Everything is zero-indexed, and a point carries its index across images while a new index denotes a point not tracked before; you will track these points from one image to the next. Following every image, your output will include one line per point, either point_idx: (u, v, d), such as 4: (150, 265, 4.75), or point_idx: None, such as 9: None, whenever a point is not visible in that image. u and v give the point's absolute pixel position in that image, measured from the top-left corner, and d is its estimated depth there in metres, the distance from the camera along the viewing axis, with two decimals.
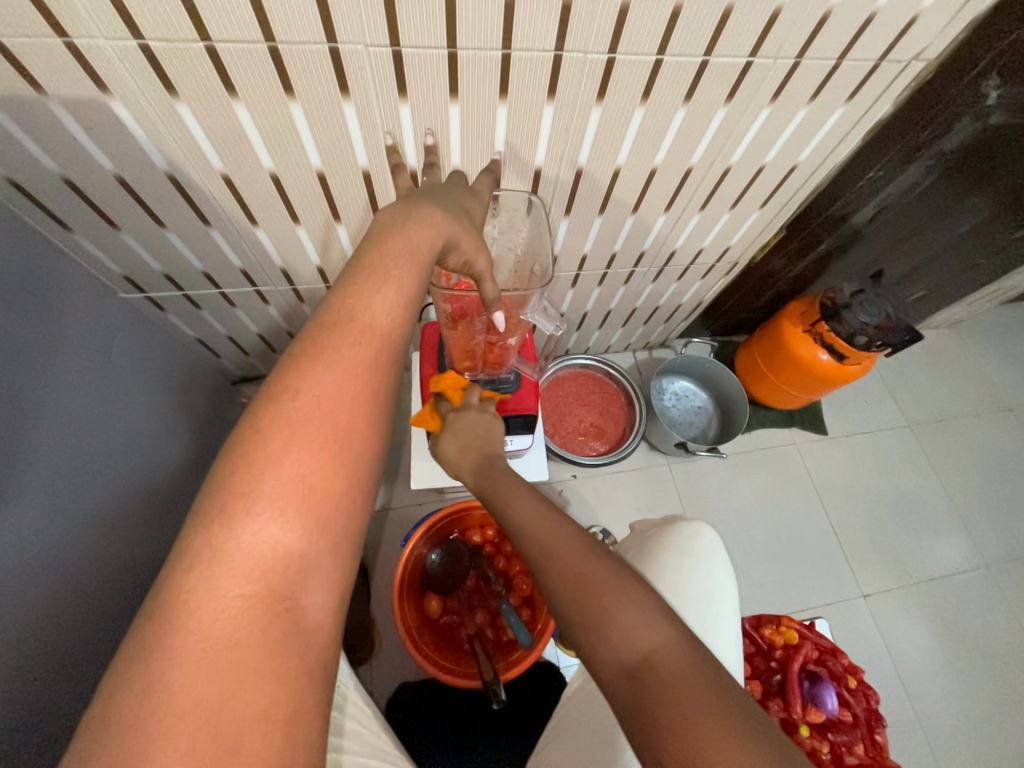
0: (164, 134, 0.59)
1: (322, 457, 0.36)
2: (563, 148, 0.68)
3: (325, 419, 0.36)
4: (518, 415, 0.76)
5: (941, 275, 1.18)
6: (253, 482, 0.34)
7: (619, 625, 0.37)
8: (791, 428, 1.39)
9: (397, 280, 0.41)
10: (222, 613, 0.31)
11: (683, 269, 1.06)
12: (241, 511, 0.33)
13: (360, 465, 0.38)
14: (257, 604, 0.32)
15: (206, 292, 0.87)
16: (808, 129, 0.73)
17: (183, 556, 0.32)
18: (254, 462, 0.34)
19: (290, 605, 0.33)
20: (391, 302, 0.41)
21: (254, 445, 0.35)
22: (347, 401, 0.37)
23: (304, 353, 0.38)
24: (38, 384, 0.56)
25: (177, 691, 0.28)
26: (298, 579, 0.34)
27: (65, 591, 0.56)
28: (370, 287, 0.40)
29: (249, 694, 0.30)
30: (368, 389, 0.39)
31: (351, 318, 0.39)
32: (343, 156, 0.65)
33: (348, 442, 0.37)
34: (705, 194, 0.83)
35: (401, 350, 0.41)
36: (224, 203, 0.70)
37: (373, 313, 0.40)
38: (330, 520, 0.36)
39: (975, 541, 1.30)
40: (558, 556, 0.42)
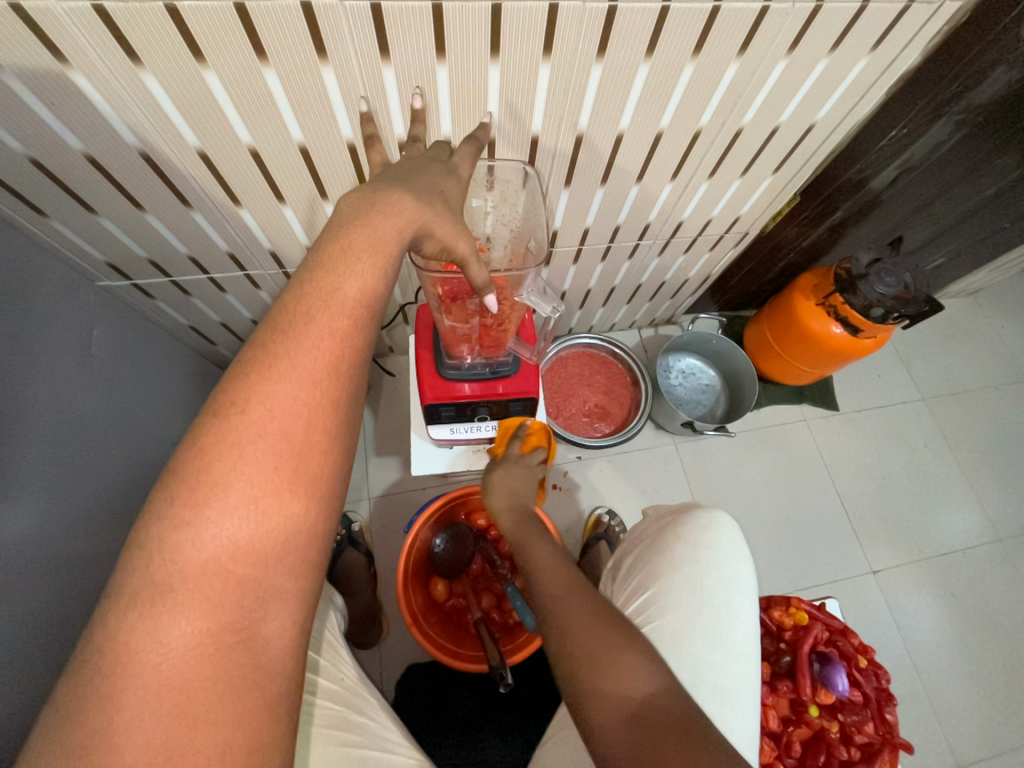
0: (133, 109, 0.55)
1: (277, 474, 0.34)
2: (561, 113, 0.64)
3: (279, 437, 0.34)
4: (520, 398, 0.73)
5: (963, 241, 1.12)
6: (198, 506, 0.32)
7: (617, 670, 0.51)
8: (801, 405, 1.35)
9: (361, 274, 0.38)
10: (172, 648, 0.30)
11: (690, 241, 1.01)
12: (184, 540, 0.31)
13: (323, 480, 0.36)
14: (208, 636, 0.31)
15: (195, 277, 0.84)
16: (827, 85, 0.68)
17: (130, 588, 0.30)
18: (198, 486, 0.32)
19: (247, 634, 0.32)
20: (350, 303, 0.37)
21: (204, 462, 0.33)
22: (307, 410, 0.35)
23: (254, 358, 0.35)
24: (17, 378, 0.54)
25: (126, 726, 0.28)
26: (258, 605, 0.33)
27: (62, 586, 0.56)
28: (331, 282, 0.37)
29: (202, 734, 0.29)
30: (330, 395, 0.36)
31: (309, 315, 0.36)
32: (325, 127, 0.61)
33: (308, 455, 0.35)
34: (715, 161, 0.78)
35: (365, 352, 0.38)
36: (204, 184, 0.66)
37: (329, 316, 0.36)
38: (288, 542, 0.34)
39: (988, 516, 1.28)
40: (575, 620, 0.54)
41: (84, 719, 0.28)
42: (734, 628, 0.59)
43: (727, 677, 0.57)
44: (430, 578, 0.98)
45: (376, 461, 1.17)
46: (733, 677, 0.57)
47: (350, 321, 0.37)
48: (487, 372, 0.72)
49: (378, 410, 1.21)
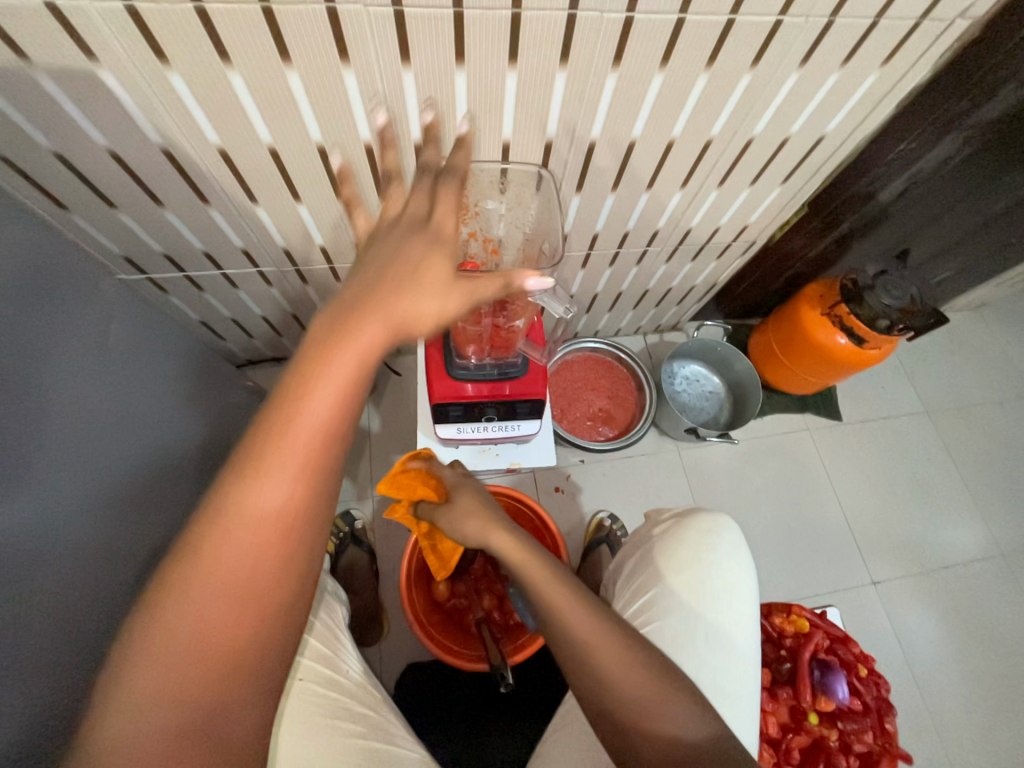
0: (157, 106, 0.56)
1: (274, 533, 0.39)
2: (575, 120, 0.65)
3: (291, 455, 0.39)
4: (527, 399, 0.74)
5: (969, 255, 1.13)
6: (222, 541, 0.38)
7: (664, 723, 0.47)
8: (805, 415, 1.36)
9: (377, 312, 0.40)
10: (194, 650, 0.38)
11: (698, 249, 1.02)
12: (212, 525, 0.38)
13: (306, 534, 0.41)
14: (219, 598, 0.38)
15: (208, 273, 0.86)
16: (838, 97, 0.68)
17: (172, 584, 0.38)
18: (226, 484, 0.39)
19: (250, 605, 0.39)
20: (367, 340, 0.40)
21: (230, 510, 0.38)
22: (307, 464, 0.39)
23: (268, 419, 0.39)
24: (37, 366, 0.55)
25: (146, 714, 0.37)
26: (262, 584, 0.40)
27: (88, 571, 0.58)
28: (352, 318, 0.40)
29: (208, 669, 0.38)
30: (338, 423, 0.40)
31: (326, 366, 0.39)
32: (343, 128, 0.62)
33: (314, 471, 0.40)
34: (725, 170, 0.79)
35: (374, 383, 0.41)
36: (222, 181, 0.67)
37: (348, 350, 0.39)
38: (291, 537, 0.40)
39: (990, 530, 1.28)
40: (610, 669, 0.49)
41: None
42: (735, 629, 0.61)
43: (727, 678, 0.58)
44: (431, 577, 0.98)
45: (380, 460, 1.18)
46: (733, 675, 0.58)
47: (357, 368, 0.40)
48: (495, 373, 0.72)
49: (384, 409, 1.22)
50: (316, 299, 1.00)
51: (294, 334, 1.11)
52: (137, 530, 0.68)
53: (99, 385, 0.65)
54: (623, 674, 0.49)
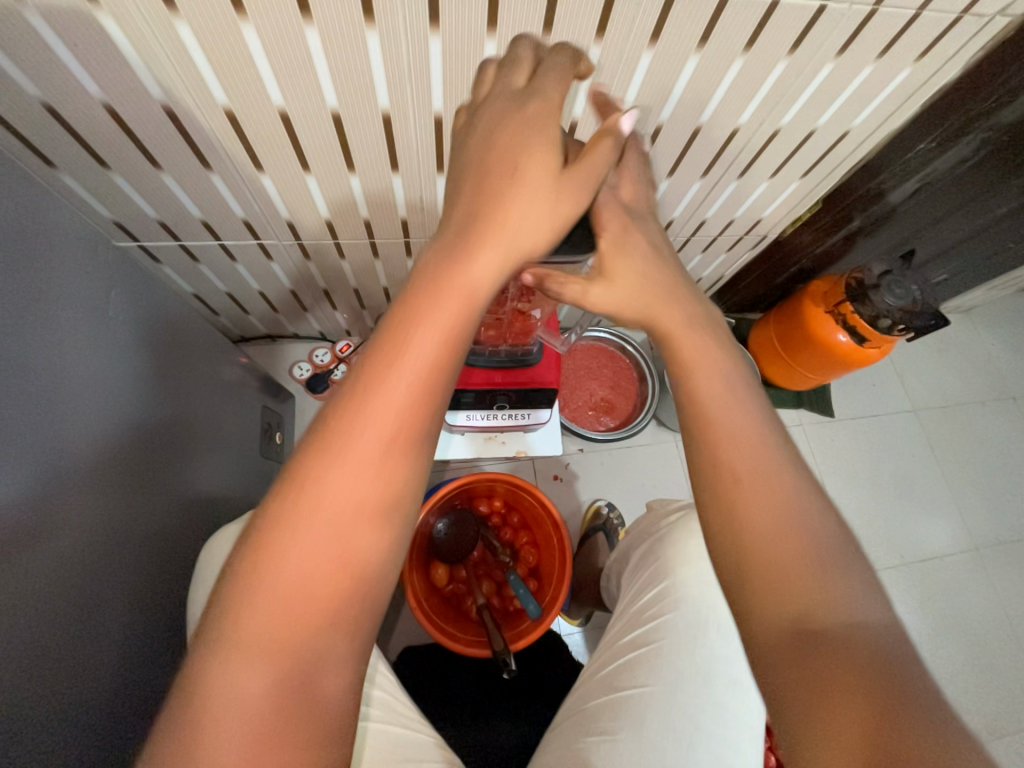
0: (161, 57, 0.52)
1: (270, 625, 0.35)
2: (604, 100, 0.62)
3: (301, 564, 0.36)
4: (539, 388, 0.74)
5: (967, 259, 1.14)
6: (238, 599, 0.35)
7: (845, 624, 0.38)
8: (798, 409, 1.38)
9: (341, 490, 0.37)
10: (253, 694, 0.34)
11: (710, 241, 1.00)
12: (266, 603, 0.35)
13: (386, 519, 0.39)
14: (273, 693, 0.34)
15: (205, 242, 0.81)
16: (867, 92, 0.68)
17: (252, 535, 0.37)
18: (262, 559, 0.36)
19: (310, 690, 0.35)
20: (298, 575, 0.36)
21: (277, 507, 0.37)
22: (352, 490, 0.38)
23: (312, 443, 0.39)
24: (81, 317, 0.55)
25: (222, 743, 0.33)
26: (317, 664, 0.36)
27: (127, 556, 0.59)
28: (324, 509, 0.37)
29: None
30: (295, 611, 0.36)
31: (391, 365, 0.40)
32: (361, 95, 0.58)
33: (322, 560, 0.37)
34: (747, 160, 0.77)
35: (321, 594, 0.37)
36: (227, 144, 0.63)
37: (294, 593, 0.36)
38: (275, 678, 0.35)
39: (968, 526, 1.33)
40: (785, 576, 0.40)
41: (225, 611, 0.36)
42: None
43: (737, 670, 0.59)
44: (431, 562, 0.96)
45: None
46: (743, 666, 0.60)
47: (424, 372, 0.40)
48: (508, 360, 0.72)
49: None
50: (316, 276, 0.96)
51: (291, 311, 1.08)
52: (166, 516, 0.67)
53: (143, 385, 0.64)
54: (892, 693, 0.34)
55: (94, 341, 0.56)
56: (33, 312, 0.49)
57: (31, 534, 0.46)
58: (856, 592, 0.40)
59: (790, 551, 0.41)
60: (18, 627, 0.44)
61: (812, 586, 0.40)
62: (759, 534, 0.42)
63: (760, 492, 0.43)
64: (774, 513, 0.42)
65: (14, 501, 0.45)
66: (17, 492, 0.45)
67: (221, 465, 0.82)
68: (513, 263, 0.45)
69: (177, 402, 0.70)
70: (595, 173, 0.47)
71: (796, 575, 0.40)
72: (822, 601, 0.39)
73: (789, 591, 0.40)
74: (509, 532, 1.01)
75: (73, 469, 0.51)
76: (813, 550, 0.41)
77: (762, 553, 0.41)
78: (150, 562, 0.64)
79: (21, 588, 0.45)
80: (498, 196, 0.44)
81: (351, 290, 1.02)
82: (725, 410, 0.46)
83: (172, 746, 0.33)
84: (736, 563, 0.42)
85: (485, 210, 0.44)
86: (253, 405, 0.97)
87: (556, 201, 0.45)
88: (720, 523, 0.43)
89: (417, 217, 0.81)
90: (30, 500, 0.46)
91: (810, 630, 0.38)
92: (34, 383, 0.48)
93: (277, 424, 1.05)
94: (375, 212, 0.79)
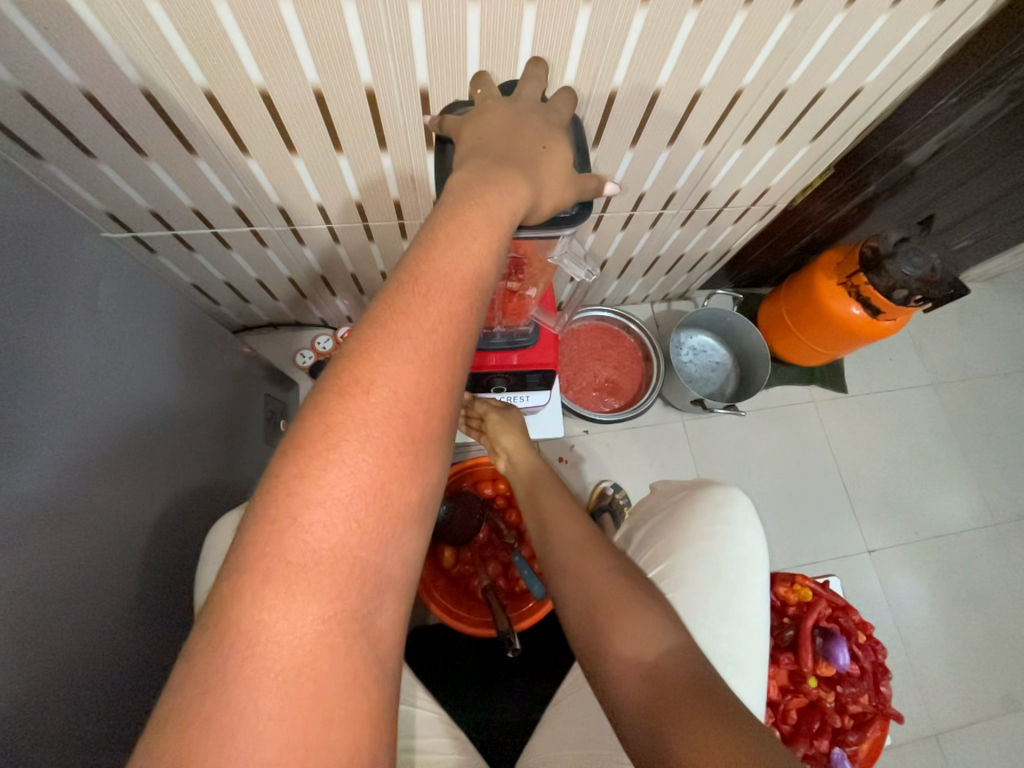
0: (135, 37, 0.51)
1: (329, 553, 0.31)
2: (598, 65, 0.59)
3: (358, 485, 0.32)
4: (537, 369, 0.73)
5: (992, 223, 1.08)
6: (270, 540, 0.30)
7: (634, 641, 0.55)
8: (810, 386, 1.34)
9: (396, 406, 0.33)
10: (300, 634, 0.29)
11: (716, 213, 0.96)
12: (324, 528, 0.31)
13: (433, 456, 0.35)
14: (334, 625, 0.30)
15: (199, 231, 0.81)
16: (882, 43, 0.63)
17: (275, 471, 0.31)
18: (311, 481, 0.31)
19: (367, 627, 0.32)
20: (356, 501, 0.32)
21: (304, 439, 0.32)
22: (396, 420, 0.33)
23: (353, 351, 0.34)
24: (89, 306, 0.56)
25: (263, 690, 0.28)
26: (376, 597, 0.32)
27: (142, 543, 0.60)
28: (382, 425, 0.33)
29: (330, 722, 0.29)
30: (358, 534, 0.31)
31: (433, 284, 0.36)
32: (343, 70, 0.56)
33: (382, 483, 0.32)
34: (754, 124, 0.73)
35: (383, 517, 0.33)
36: (211, 127, 0.62)
37: (357, 519, 0.31)
38: (342, 605, 0.31)
39: (987, 502, 1.29)
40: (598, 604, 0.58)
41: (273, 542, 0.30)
42: (744, 602, 0.63)
43: (734, 645, 0.60)
44: (437, 546, 0.96)
45: None
46: (740, 642, 0.61)
47: (467, 292, 0.37)
48: (504, 342, 0.72)
49: None
50: (313, 262, 0.95)
51: (291, 299, 1.07)
52: (180, 504, 0.68)
53: (151, 374, 0.64)
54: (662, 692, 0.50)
55: (101, 331, 0.57)
56: (41, 303, 0.49)
57: (56, 519, 0.48)
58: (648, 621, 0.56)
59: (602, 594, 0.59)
60: (52, 608, 0.46)
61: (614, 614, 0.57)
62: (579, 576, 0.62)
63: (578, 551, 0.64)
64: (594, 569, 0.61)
65: (38, 489, 0.46)
66: (43, 478, 0.46)
67: (228, 452, 0.84)
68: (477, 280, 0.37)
69: (183, 391, 0.71)
70: (561, 190, 0.45)
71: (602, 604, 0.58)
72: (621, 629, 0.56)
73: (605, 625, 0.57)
74: (514, 515, 1.00)
75: (95, 457, 0.53)
76: (616, 587, 0.59)
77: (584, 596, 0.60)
78: (174, 546, 0.65)
79: (47, 572, 0.46)
80: (461, 213, 0.38)
81: (348, 275, 1.01)
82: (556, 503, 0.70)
83: (203, 686, 0.28)
84: (571, 598, 0.61)
85: (446, 226, 0.38)
86: (257, 393, 0.98)
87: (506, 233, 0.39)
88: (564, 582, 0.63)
89: (410, 198, 0.79)
90: (52, 488, 0.47)
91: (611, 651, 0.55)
92: (49, 372, 0.49)
93: (281, 412, 1.06)
94: (367, 194, 0.77)
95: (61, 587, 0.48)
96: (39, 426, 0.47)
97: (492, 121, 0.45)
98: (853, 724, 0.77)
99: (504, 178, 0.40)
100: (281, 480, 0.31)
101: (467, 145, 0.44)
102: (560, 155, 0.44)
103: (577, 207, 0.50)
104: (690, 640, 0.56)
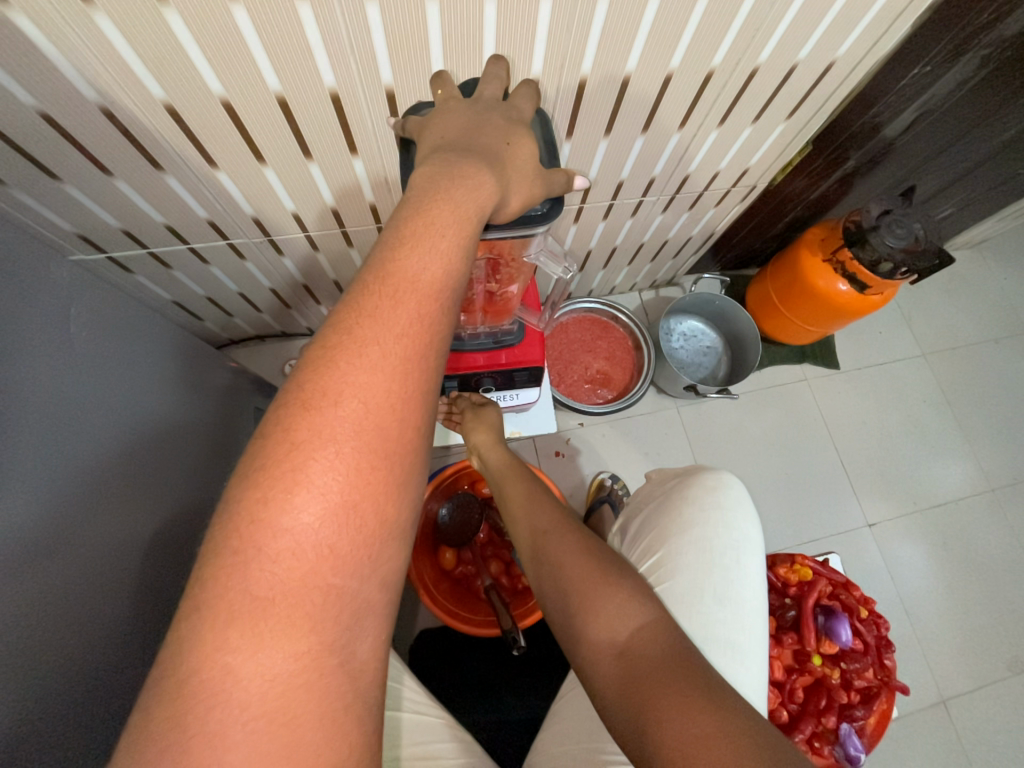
0: (87, 53, 0.49)
1: (296, 583, 0.30)
2: (563, 54, 0.58)
3: (322, 511, 0.31)
4: (524, 366, 0.73)
5: (973, 190, 1.08)
6: (234, 574, 0.29)
7: (616, 629, 0.54)
8: (803, 364, 1.34)
9: (358, 429, 0.32)
10: (272, 672, 0.29)
11: (696, 197, 0.96)
12: (288, 558, 0.30)
13: (407, 471, 0.34)
14: (307, 658, 0.30)
15: (174, 248, 0.79)
16: (850, 16, 0.63)
17: (238, 501, 0.31)
18: (273, 513, 0.30)
19: (344, 657, 0.31)
20: (321, 530, 0.31)
21: (268, 463, 0.31)
22: (362, 439, 0.32)
23: (311, 372, 0.33)
24: (64, 332, 0.55)
25: (232, 733, 0.28)
26: (353, 626, 0.32)
27: (139, 567, 0.60)
28: (342, 447, 0.32)
29: (303, 754, 0.29)
30: (327, 566, 0.31)
31: (395, 298, 0.35)
32: (304, 74, 0.55)
33: (352, 507, 0.32)
34: (728, 105, 0.72)
35: (353, 549, 0.32)
36: (174, 143, 0.61)
37: (323, 547, 0.31)
38: (313, 636, 0.30)
39: (984, 469, 1.30)
40: (580, 595, 0.58)
41: (232, 580, 0.29)
42: (743, 588, 0.63)
43: (733, 631, 0.61)
44: (438, 548, 0.96)
45: None
46: (740, 629, 0.61)
47: (432, 303, 0.36)
48: (490, 342, 0.71)
49: None
50: (293, 271, 0.94)
51: (276, 310, 1.06)
52: (175, 523, 0.67)
53: (135, 397, 0.64)
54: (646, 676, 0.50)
55: (78, 356, 0.56)
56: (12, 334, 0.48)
57: (44, 551, 0.47)
58: (630, 604, 0.56)
59: (580, 578, 0.59)
60: (46, 637, 0.46)
61: (591, 601, 0.57)
62: (561, 568, 0.61)
63: (561, 545, 0.63)
64: (573, 556, 0.61)
65: (23, 523, 0.45)
66: (28, 509, 0.46)
67: (221, 469, 0.83)
68: (443, 284, 0.37)
69: (169, 410, 0.70)
70: (528, 184, 0.44)
71: (587, 597, 0.58)
72: (600, 617, 0.56)
73: (586, 612, 0.57)
74: None
75: (78, 486, 0.52)
76: (600, 576, 0.59)
77: (565, 586, 0.60)
78: (168, 569, 0.65)
79: (37, 606, 0.46)
80: (422, 216, 0.37)
81: (330, 282, 1.00)
82: (530, 497, 0.70)
83: (172, 727, 0.27)
84: (553, 589, 0.61)
85: (408, 231, 0.37)
86: (247, 407, 0.97)
87: (474, 229, 0.39)
88: (544, 569, 0.63)
89: (386, 201, 0.78)
90: (37, 520, 0.47)
91: (592, 642, 0.55)
92: (23, 404, 0.48)
93: None
94: (341, 199, 0.76)
95: (54, 618, 0.47)
96: (17, 458, 0.46)
97: (453, 120, 0.44)
98: (860, 699, 0.77)
99: (468, 170, 0.39)
100: (242, 514, 0.30)
101: (429, 146, 0.43)
102: (526, 148, 0.43)
103: (548, 204, 0.50)
104: (673, 620, 0.56)
